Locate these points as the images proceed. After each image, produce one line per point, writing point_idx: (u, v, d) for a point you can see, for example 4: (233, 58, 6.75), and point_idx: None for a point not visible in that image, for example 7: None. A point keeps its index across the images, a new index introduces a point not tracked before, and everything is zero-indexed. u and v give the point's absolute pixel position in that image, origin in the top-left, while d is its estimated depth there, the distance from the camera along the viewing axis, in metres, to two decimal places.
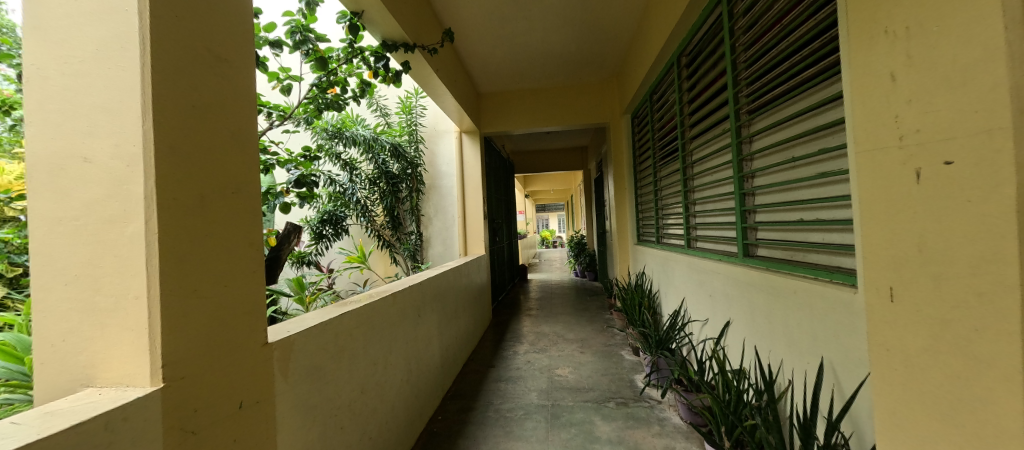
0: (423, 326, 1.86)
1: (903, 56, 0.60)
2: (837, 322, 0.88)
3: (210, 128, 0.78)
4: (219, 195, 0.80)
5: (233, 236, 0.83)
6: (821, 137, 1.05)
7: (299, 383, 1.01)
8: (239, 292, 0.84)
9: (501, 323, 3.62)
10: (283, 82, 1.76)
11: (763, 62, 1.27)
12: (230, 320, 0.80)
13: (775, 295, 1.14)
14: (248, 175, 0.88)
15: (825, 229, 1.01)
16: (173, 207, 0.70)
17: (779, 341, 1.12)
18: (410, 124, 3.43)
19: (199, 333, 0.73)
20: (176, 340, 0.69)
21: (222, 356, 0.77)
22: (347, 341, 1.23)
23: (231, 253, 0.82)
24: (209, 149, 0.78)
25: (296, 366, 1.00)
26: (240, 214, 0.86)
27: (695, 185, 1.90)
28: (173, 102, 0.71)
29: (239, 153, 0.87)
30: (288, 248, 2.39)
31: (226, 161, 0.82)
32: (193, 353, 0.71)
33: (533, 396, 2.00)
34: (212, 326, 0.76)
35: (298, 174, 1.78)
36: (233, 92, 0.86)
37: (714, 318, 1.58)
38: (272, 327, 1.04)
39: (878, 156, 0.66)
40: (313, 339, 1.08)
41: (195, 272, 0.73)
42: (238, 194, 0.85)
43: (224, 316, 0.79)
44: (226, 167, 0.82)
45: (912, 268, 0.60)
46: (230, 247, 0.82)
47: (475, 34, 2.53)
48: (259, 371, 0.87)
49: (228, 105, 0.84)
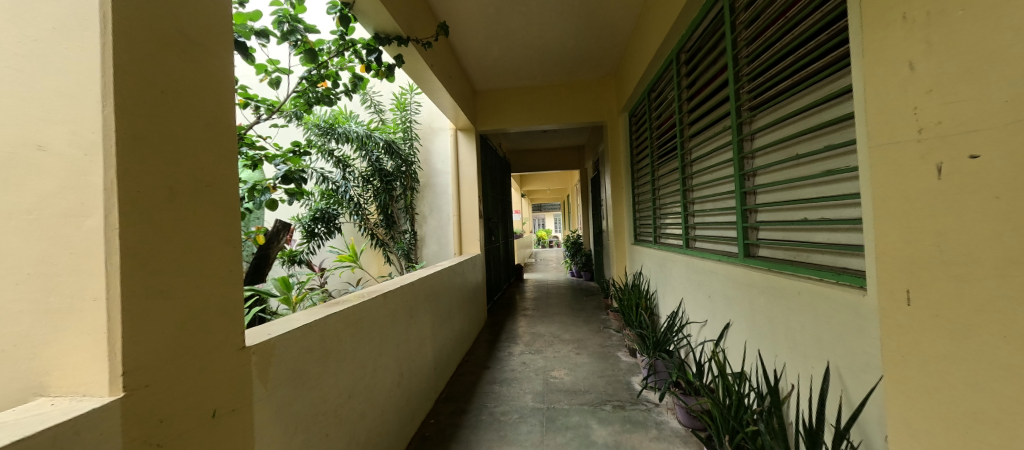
0: (415, 327, 1.80)
1: (922, 44, 0.56)
2: (845, 325, 0.85)
3: (181, 116, 0.73)
4: (192, 188, 0.74)
5: (208, 232, 0.77)
6: (826, 134, 1.01)
7: (281, 389, 0.95)
8: (214, 292, 0.78)
9: (496, 323, 3.57)
10: (270, 75, 1.69)
11: (766, 56, 1.23)
12: (202, 323, 0.75)
13: (778, 297, 1.11)
14: (226, 168, 0.83)
15: (832, 229, 0.98)
16: (138, 200, 0.64)
17: (781, 344, 1.08)
18: (405, 121, 3.36)
19: (167, 337, 0.67)
20: (139, 344, 0.63)
21: (193, 362, 0.72)
22: (334, 343, 1.18)
23: (204, 251, 0.76)
24: (179, 138, 0.72)
25: (276, 371, 0.94)
26: (216, 209, 0.80)
27: (694, 184, 1.87)
28: (138, 87, 0.65)
29: (215, 144, 0.81)
30: (277, 247, 2.32)
31: (200, 152, 0.77)
32: (159, 358, 0.66)
33: (528, 399, 1.95)
34: (182, 329, 0.70)
35: (286, 169, 1.71)
36: (208, 79, 0.80)
37: (713, 320, 1.55)
38: (252, 330, 0.98)
39: (893, 151, 0.62)
40: (296, 342, 1.02)
41: (163, 270, 0.68)
42: (213, 187, 0.79)
43: (195, 318, 0.73)
44: (201, 158, 0.77)
45: (932, 269, 0.56)
46: (202, 244, 0.76)
47: (472, 29, 2.48)
48: (236, 376, 0.81)
49: (202, 93, 0.79)
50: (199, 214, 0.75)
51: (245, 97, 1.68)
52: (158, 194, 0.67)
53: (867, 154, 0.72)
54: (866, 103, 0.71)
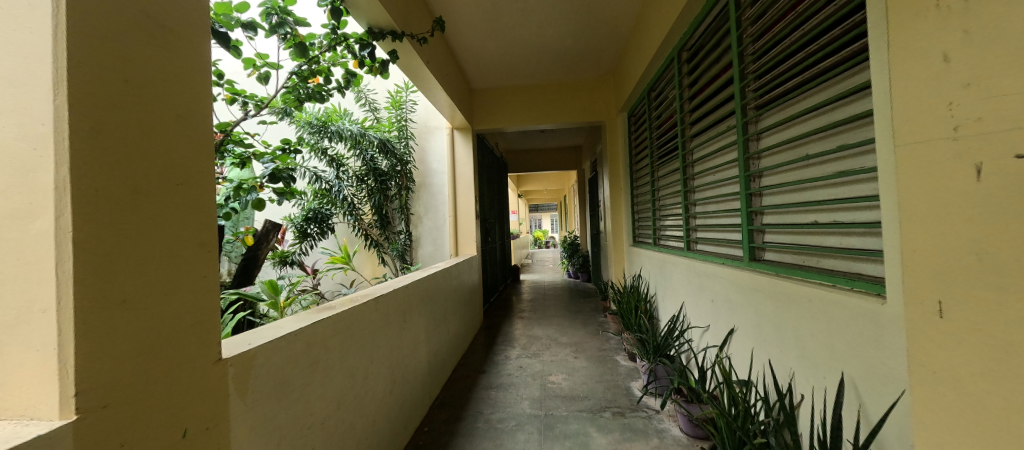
0: (409, 332, 1.74)
1: (960, 33, 0.51)
2: (861, 335, 0.80)
3: (148, 108, 0.66)
4: (161, 187, 0.68)
5: (180, 234, 0.71)
6: (840, 133, 0.96)
7: (262, 402, 0.89)
8: (186, 300, 0.72)
9: (493, 326, 3.51)
10: (258, 69, 1.61)
11: (774, 53, 1.19)
12: (171, 334, 0.68)
13: (786, 303, 1.06)
14: (202, 165, 0.76)
15: (845, 233, 0.93)
16: (96, 200, 0.57)
17: (790, 353, 1.04)
18: (400, 120, 3.28)
19: (129, 351, 0.61)
20: (95, 361, 0.56)
21: (159, 378, 0.65)
22: (322, 352, 1.12)
23: (175, 255, 0.70)
24: (145, 132, 0.66)
25: (257, 384, 0.88)
26: (190, 209, 0.74)
27: (695, 185, 1.82)
28: (97, 74, 0.59)
29: (189, 140, 0.74)
30: (266, 248, 2.21)
31: (171, 147, 0.70)
32: (118, 376, 0.59)
33: (525, 405, 1.90)
34: (147, 342, 0.64)
35: (273, 167, 1.60)
36: (181, 68, 0.74)
37: (716, 325, 1.51)
38: (230, 339, 0.91)
39: (924, 150, 0.57)
40: (280, 352, 0.95)
41: (125, 277, 0.61)
42: (186, 186, 0.73)
43: (163, 329, 0.67)
44: (172, 154, 0.70)
45: (970, 279, 0.52)
46: (174, 248, 0.69)
47: (469, 26, 2.42)
48: (211, 392, 0.75)
49: (175, 83, 0.72)
50: (169, 215, 0.69)
51: (231, 92, 1.59)
52: (120, 193, 0.61)
53: (891, 154, 0.67)
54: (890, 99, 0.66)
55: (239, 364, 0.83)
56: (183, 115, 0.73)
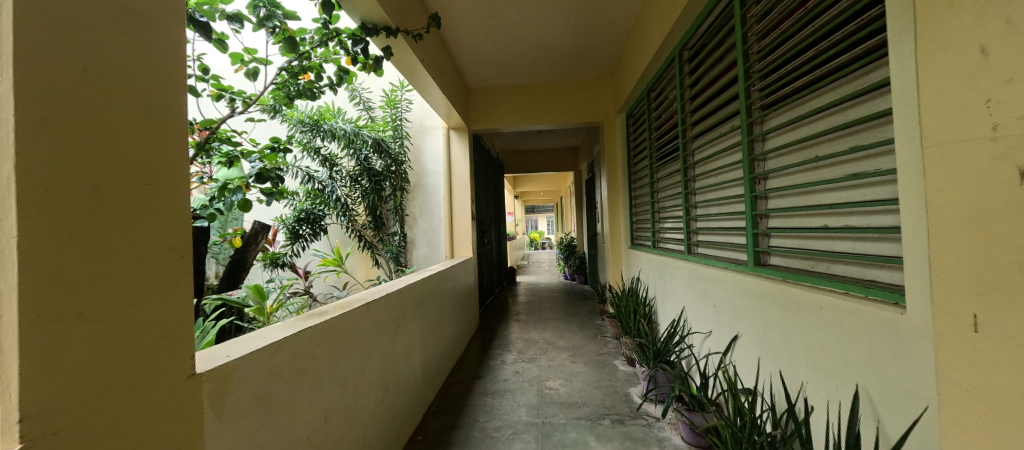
0: (403, 337, 1.67)
1: (999, 24, 0.48)
2: (879, 345, 0.76)
3: (114, 99, 0.60)
4: (130, 185, 0.61)
5: (151, 237, 0.65)
6: (852, 134, 0.93)
7: (242, 418, 0.82)
8: (157, 310, 0.65)
9: (489, 329, 3.45)
10: (247, 65, 1.54)
11: (781, 51, 1.15)
12: (144, 346, 0.62)
13: (795, 310, 1.02)
14: (181, 161, 0.70)
15: (858, 238, 0.89)
16: (49, 199, 0.51)
17: (800, 363, 1.00)
18: (395, 119, 3.20)
19: (94, 366, 0.55)
20: (50, 377, 0.51)
21: (129, 394, 0.59)
22: (310, 361, 1.05)
23: (145, 261, 0.63)
24: (116, 124, 0.60)
25: (237, 398, 0.81)
26: (163, 210, 0.67)
27: (697, 186, 1.78)
28: (52, 60, 0.52)
29: (163, 134, 0.68)
30: (255, 249, 2.14)
31: (144, 142, 0.64)
32: (77, 395, 0.53)
33: (521, 412, 1.84)
34: (116, 357, 0.58)
35: (258, 167, 1.50)
36: (156, 57, 0.67)
37: (719, 331, 1.47)
38: (206, 351, 0.83)
39: (957, 151, 0.53)
40: (263, 363, 0.89)
41: (88, 284, 0.55)
42: (158, 184, 0.66)
43: (133, 341, 0.61)
44: (145, 149, 0.64)
45: (1014, 290, 0.47)
46: (142, 253, 0.63)
47: (466, 23, 2.37)
48: (188, 408, 0.69)
49: (148, 73, 0.66)
50: (142, 215, 0.63)
51: (219, 88, 1.50)
52: (86, 191, 0.55)
53: (916, 155, 0.63)
54: (917, 96, 0.62)
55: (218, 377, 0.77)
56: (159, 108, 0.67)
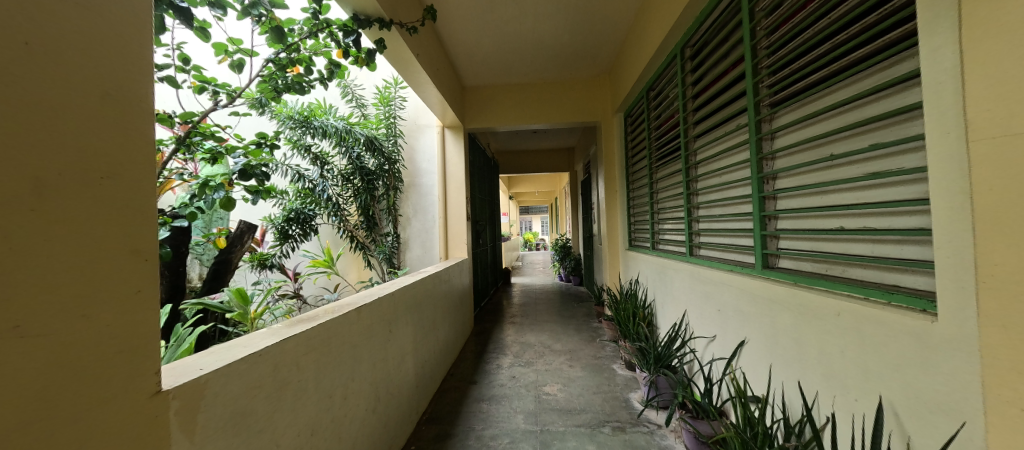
0: (397, 343, 1.59)
1: None
2: (908, 356, 0.72)
3: (77, 74, 0.52)
4: (97, 175, 0.53)
5: (123, 233, 0.56)
6: (872, 131, 0.88)
7: (228, 437, 0.73)
8: (131, 318, 0.57)
9: (484, 332, 3.38)
10: (231, 56, 1.42)
11: (792, 45, 1.10)
12: (129, 360, 0.56)
13: (808, 316, 0.98)
14: (154, 148, 0.62)
15: (877, 241, 0.86)
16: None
17: (814, 371, 0.96)
18: (389, 116, 3.09)
19: (68, 386, 0.49)
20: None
21: (111, 415, 0.53)
22: (302, 372, 0.97)
23: (112, 261, 0.55)
24: (98, 111, 0.54)
25: (221, 417, 0.73)
26: (138, 204, 0.59)
27: (699, 187, 1.74)
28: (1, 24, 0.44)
29: (137, 118, 0.60)
30: (239, 251, 1.96)
31: (129, 133, 0.58)
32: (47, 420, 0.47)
33: (519, 419, 1.78)
34: (95, 374, 0.51)
35: (243, 162, 1.33)
36: (127, 32, 0.59)
37: (724, 336, 1.42)
38: (176, 364, 0.71)
39: None
40: (251, 377, 0.80)
41: (41, 287, 0.47)
42: (131, 172, 0.58)
43: (117, 355, 0.54)
44: (126, 140, 0.58)
45: None
46: (110, 253, 0.54)
47: (463, 18, 2.30)
48: (170, 429, 0.62)
49: (119, 47, 0.58)
50: (124, 214, 0.56)
51: (201, 80, 1.36)
52: (51, 182, 0.48)
53: (973, 148, 0.58)
54: (973, 84, 0.57)
55: (211, 391, 0.70)
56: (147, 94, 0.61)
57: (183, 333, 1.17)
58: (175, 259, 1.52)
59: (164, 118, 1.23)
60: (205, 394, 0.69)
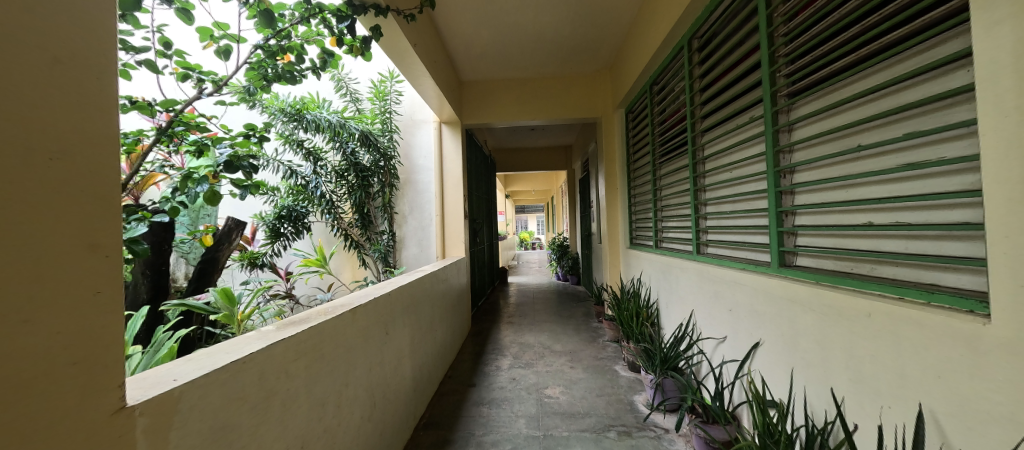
0: (395, 345, 1.51)
1: None
2: (961, 360, 0.67)
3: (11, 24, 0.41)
4: (44, 152, 0.43)
5: (85, 223, 0.47)
6: (906, 119, 0.83)
7: None
8: (97, 322, 0.48)
9: (481, 333, 3.29)
10: (218, 42, 1.30)
11: (814, 31, 1.05)
12: (111, 372, 0.49)
13: (835, 317, 0.93)
14: (114, 123, 0.52)
15: (912, 237, 0.81)
16: None
17: (842, 375, 0.92)
18: (385, 111, 2.99)
19: (27, 405, 0.41)
20: None
21: (93, 436, 0.47)
22: (302, 381, 0.88)
23: (71, 256, 0.45)
24: (48, 76, 0.44)
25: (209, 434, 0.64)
26: (104, 189, 0.50)
27: (708, 182, 1.69)
28: None
29: (92, 84, 0.49)
30: (228, 249, 1.79)
31: (109, 113, 0.51)
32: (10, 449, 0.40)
33: (521, 424, 1.71)
34: (74, 389, 0.45)
35: (228, 153, 1.14)
36: None
37: (736, 337, 1.37)
38: (148, 374, 0.62)
39: None
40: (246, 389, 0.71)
41: None
42: (96, 153, 0.49)
43: (81, 367, 0.46)
44: (97, 118, 0.50)
45: None
46: (67, 247, 0.45)
47: (461, 7, 2.22)
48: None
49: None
50: (96, 208, 0.48)
51: (185, 67, 1.22)
52: None
53: None
54: None
55: (208, 404, 0.64)
56: (118, 66, 0.52)
57: (164, 337, 1.06)
58: (157, 257, 1.35)
59: (143, 105, 1.12)
60: (200, 407, 0.62)
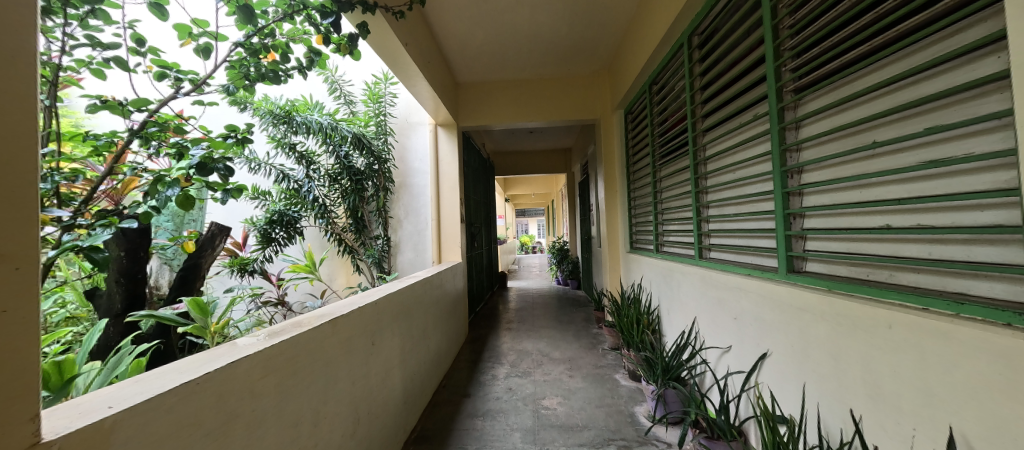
0: (384, 356, 1.44)
1: None
2: (1003, 381, 0.59)
3: None
4: None
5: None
6: (929, 111, 0.77)
7: None
8: (6, 344, 0.41)
9: (478, 340, 3.21)
10: (197, 40, 1.24)
11: (822, 22, 1.00)
12: (26, 404, 0.42)
13: (849, 327, 0.86)
14: (37, 117, 0.45)
15: (937, 240, 0.75)
16: None
17: (858, 392, 0.85)
18: (379, 114, 2.94)
19: None
20: None
21: None
22: (276, 400, 0.81)
23: None
24: None
25: None
26: (21, 192, 0.43)
27: (710, 184, 1.63)
28: None
29: (8, 73, 0.43)
30: (212, 256, 1.72)
31: (28, 102, 0.45)
32: None
33: (516, 438, 1.63)
34: None
35: (200, 154, 1.07)
36: None
37: (742, 347, 1.30)
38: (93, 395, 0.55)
39: None
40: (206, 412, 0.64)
41: None
42: (11, 150, 0.43)
43: None
44: (14, 111, 0.43)
45: None
46: None
47: (455, 7, 2.17)
48: None
49: None
50: (9, 211, 0.42)
51: (161, 65, 1.15)
52: None
53: None
54: None
55: (157, 434, 0.56)
56: (40, 51, 0.46)
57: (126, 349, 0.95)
58: (131, 263, 1.27)
59: (113, 104, 1.06)
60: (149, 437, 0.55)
